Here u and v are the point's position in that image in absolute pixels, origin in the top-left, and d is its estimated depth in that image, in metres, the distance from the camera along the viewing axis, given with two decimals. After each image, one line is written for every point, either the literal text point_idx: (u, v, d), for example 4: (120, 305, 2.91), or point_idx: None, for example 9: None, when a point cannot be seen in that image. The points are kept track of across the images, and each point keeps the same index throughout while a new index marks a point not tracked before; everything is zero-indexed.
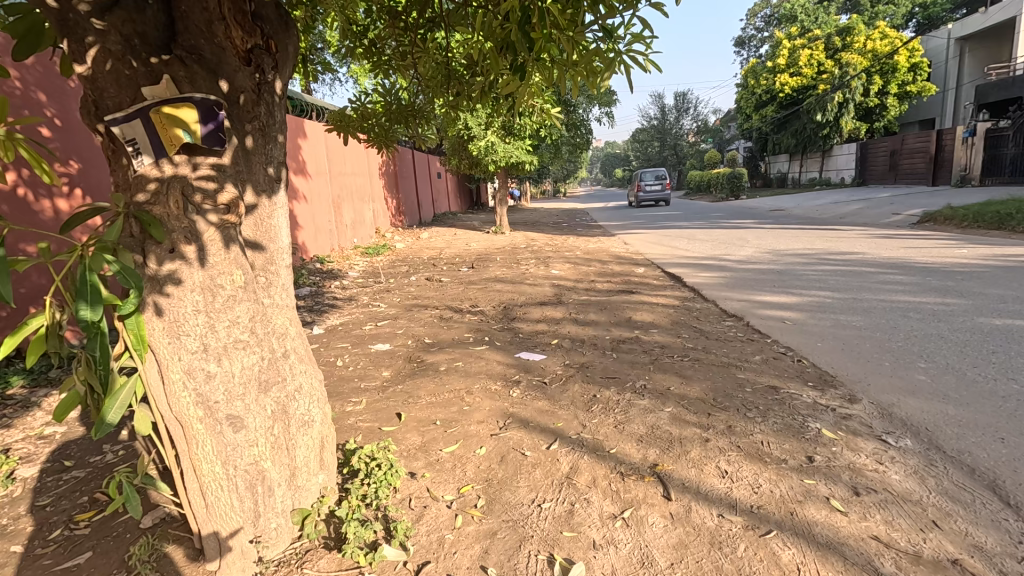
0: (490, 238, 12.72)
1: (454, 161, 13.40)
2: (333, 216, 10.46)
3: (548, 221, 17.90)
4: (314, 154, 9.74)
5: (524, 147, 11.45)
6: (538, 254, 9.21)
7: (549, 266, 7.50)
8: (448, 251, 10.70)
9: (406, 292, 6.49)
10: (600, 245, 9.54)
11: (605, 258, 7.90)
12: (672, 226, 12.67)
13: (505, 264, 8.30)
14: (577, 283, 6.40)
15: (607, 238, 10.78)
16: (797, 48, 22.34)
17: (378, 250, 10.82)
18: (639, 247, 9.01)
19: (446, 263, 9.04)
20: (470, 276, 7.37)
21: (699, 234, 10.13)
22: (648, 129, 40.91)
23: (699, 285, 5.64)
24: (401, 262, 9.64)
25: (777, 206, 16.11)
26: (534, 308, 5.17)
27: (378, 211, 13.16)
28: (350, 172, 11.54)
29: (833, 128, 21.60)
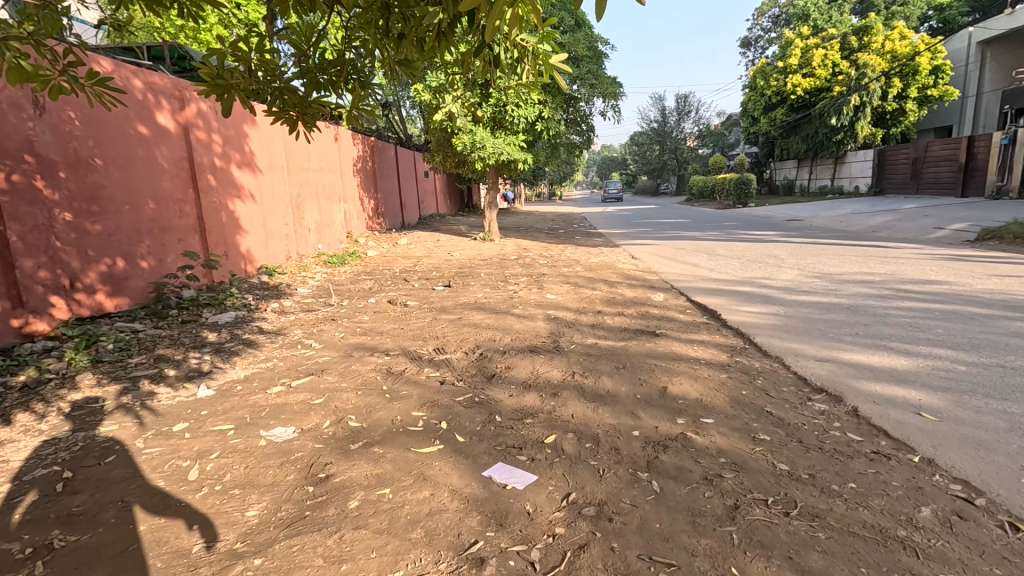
0: (476, 245, 11.24)
1: (442, 156, 11.85)
2: (292, 218, 8.92)
3: (543, 226, 16.43)
4: (268, 144, 8.20)
5: (518, 144, 9.90)
6: (531, 269, 7.70)
7: (543, 289, 6.00)
8: (425, 261, 9.18)
9: (357, 323, 4.97)
10: (604, 260, 8.06)
11: (612, 279, 6.41)
12: (684, 236, 11.22)
13: (490, 282, 6.79)
14: (579, 315, 4.91)
15: (611, 251, 9.32)
16: (811, 48, 20.99)
17: (343, 260, 9.28)
18: (651, 263, 7.55)
19: (420, 279, 7.53)
20: (444, 299, 5.86)
21: (719, 248, 8.71)
22: (648, 133, 39.53)
23: (743, 325, 4.19)
24: (367, 275, 8.10)
25: (793, 215, 14.74)
26: (522, 359, 3.69)
27: (350, 213, 11.59)
28: (316, 168, 9.99)
29: (848, 134, 20.23)
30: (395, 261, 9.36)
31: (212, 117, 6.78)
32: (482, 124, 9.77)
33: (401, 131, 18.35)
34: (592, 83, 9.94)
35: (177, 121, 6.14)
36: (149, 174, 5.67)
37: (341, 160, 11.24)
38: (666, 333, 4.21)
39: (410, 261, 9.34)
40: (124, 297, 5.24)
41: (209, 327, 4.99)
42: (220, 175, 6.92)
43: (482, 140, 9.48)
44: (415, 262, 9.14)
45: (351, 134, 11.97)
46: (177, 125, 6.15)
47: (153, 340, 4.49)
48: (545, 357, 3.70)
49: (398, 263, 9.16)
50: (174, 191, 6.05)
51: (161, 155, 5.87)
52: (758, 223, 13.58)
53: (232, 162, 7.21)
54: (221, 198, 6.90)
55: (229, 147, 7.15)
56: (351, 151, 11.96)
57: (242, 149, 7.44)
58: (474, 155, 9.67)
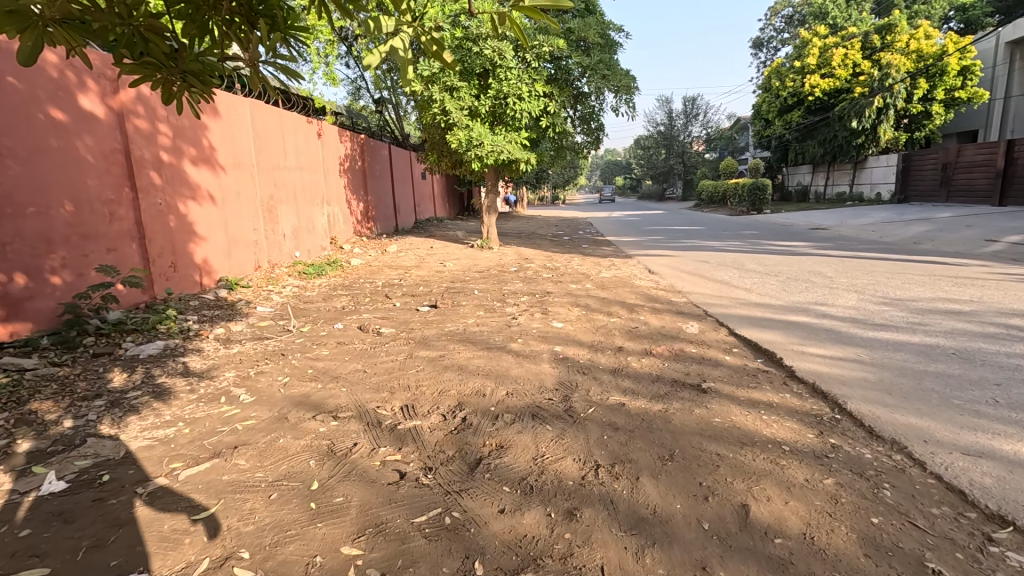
0: (474, 254, 10.18)
1: (436, 154, 10.75)
2: (263, 222, 7.88)
3: (547, 232, 15.38)
4: (235, 138, 7.17)
5: (519, 142, 8.82)
6: (535, 285, 6.62)
7: (548, 314, 4.91)
8: (413, 273, 8.10)
9: (310, 362, 3.89)
10: (618, 275, 6.97)
11: (630, 302, 5.33)
12: (703, 246, 10.14)
13: (484, 303, 5.71)
14: (595, 355, 3.82)
15: (624, 263, 8.24)
16: (830, 47, 19.91)
17: (322, 270, 8.23)
18: (675, 280, 6.48)
19: (403, 296, 6.45)
20: (426, 327, 4.77)
21: (749, 261, 7.63)
22: (655, 136, 38.50)
23: (820, 378, 3.09)
24: (344, 289, 7.03)
25: (817, 224, 13.66)
26: (520, 434, 2.60)
27: (334, 217, 10.54)
28: (295, 167, 8.97)
29: (869, 138, 19.13)
30: (380, 273, 8.28)
31: (157, 103, 5.70)
32: (479, 119, 8.69)
33: (396, 130, 17.31)
34: (604, 74, 8.84)
35: (109, 107, 5.09)
36: (67, 169, 4.62)
37: (325, 158, 10.21)
38: (715, 388, 3.12)
39: (396, 273, 8.26)
40: (24, 323, 4.19)
41: (123, 364, 3.91)
42: (167, 171, 5.87)
43: (479, 137, 8.39)
44: (402, 274, 8.07)
45: (338, 130, 10.94)
46: (109, 111, 5.10)
47: (39, 384, 3.42)
48: (552, 431, 2.61)
49: (382, 275, 8.09)
50: (103, 190, 4.99)
51: (84, 147, 4.81)
52: (781, 231, 12.48)
53: (185, 158, 6.18)
54: (167, 199, 5.84)
55: (181, 140, 6.11)
56: (338, 148, 10.93)
57: (198, 142, 6.41)
58: (469, 154, 8.57)
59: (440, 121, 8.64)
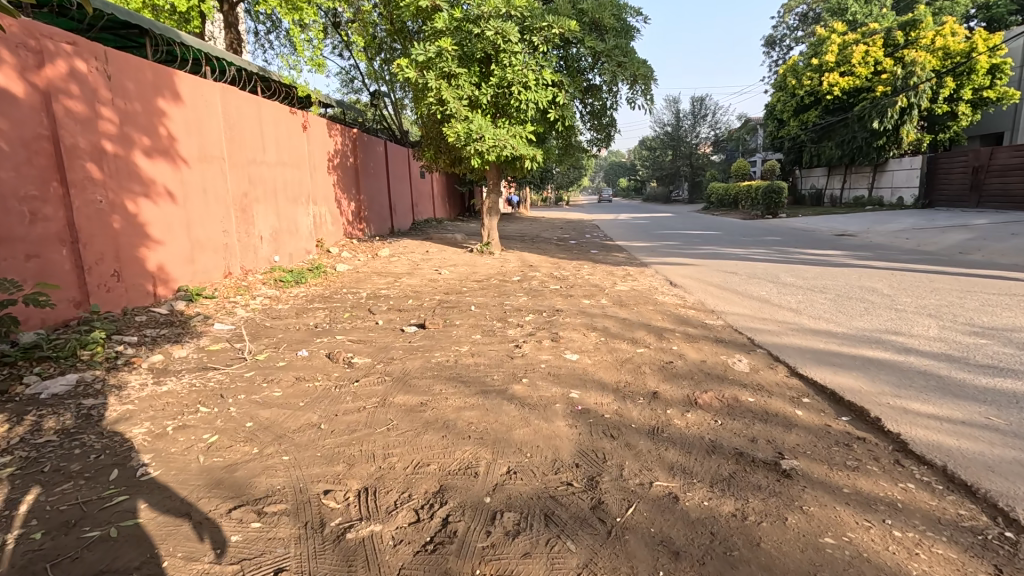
0: (473, 259, 9.31)
1: (433, 151, 9.85)
2: (235, 224, 7.01)
3: (551, 235, 14.49)
4: (200, 127, 6.30)
5: (524, 136, 7.92)
6: (541, 299, 5.71)
7: (558, 341, 4.01)
8: (403, 283, 7.22)
9: (251, 409, 2.99)
10: (637, 289, 6.08)
11: (656, 326, 4.42)
12: (724, 254, 9.25)
13: (482, 323, 4.81)
14: (623, 407, 2.91)
15: (641, 273, 7.35)
16: (850, 44, 19.00)
17: (302, 278, 7.36)
18: (704, 296, 5.58)
19: (389, 311, 5.56)
20: (409, 357, 3.87)
21: (784, 273, 6.74)
22: (661, 137, 37.49)
23: (951, 458, 2.19)
24: (322, 301, 6.15)
25: (841, 230, 12.75)
26: (528, 562, 1.70)
27: (320, 217, 9.65)
28: (275, 162, 8.10)
29: (891, 139, 18.20)
30: (366, 281, 7.40)
31: (97, 83, 4.83)
32: (480, 111, 7.78)
33: (393, 126, 16.42)
34: (620, 61, 7.95)
35: (31, 84, 4.22)
36: None
37: (310, 154, 9.35)
38: (800, 468, 2.21)
39: (385, 281, 7.39)
40: None
41: (12, 409, 3.01)
42: (111, 164, 5.00)
43: (479, 131, 7.48)
44: (392, 283, 7.22)
45: (326, 123, 10.06)
46: (32, 90, 4.23)
47: None
48: (577, 557, 1.71)
49: (369, 284, 7.20)
50: (23, 185, 4.12)
51: None
52: (805, 238, 11.58)
53: (135, 148, 5.31)
54: (110, 196, 4.96)
55: (131, 127, 5.24)
56: (326, 143, 10.05)
57: (152, 131, 5.54)
58: (468, 149, 7.65)
59: (436, 111, 7.75)
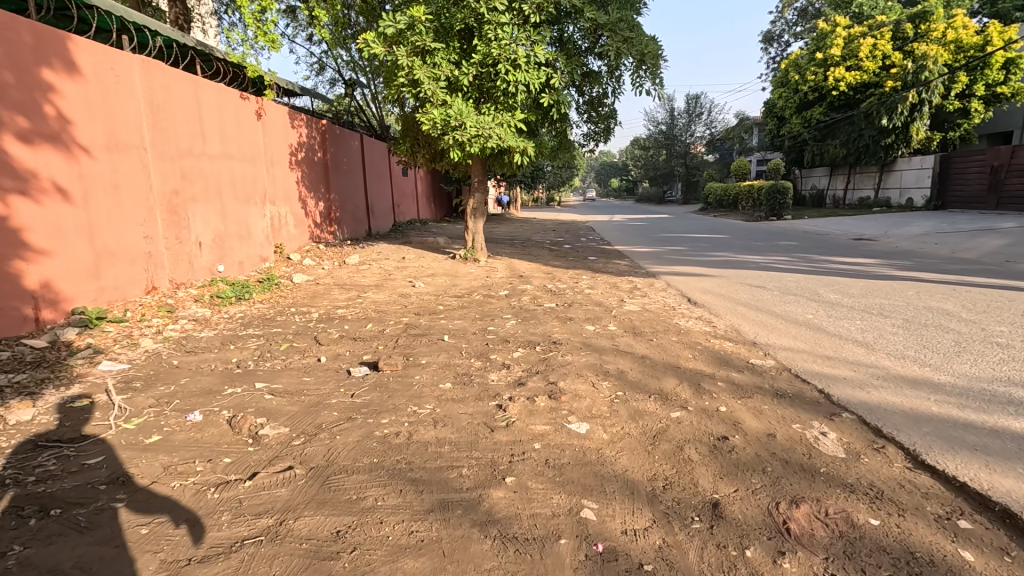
0: (455, 267, 8.14)
1: (410, 143, 8.67)
2: (163, 228, 5.77)
3: (544, 238, 13.34)
4: (109, 109, 5.06)
5: (513, 124, 6.76)
6: (533, 325, 4.56)
7: (557, 397, 2.85)
8: (368, 299, 6.03)
9: (50, 550, 1.78)
10: (650, 310, 4.94)
11: (688, 371, 3.28)
12: (740, 261, 8.17)
13: (455, 363, 3.63)
14: (672, 544, 1.76)
15: (651, 287, 6.24)
16: (856, 37, 18.09)
17: (245, 292, 6.14)
18: (737, 321, 4.46)
19: (340, 342, 4.37)
20: (343, 427, 2.68)
21: (823, 287, 5.65)
22: (655, 136, 36.45)
23: None
24: (261, 325, 4.95)
25: (858, 233, 11.77)
26: None
27: (279, 219, 8.40)
28: (218, 153, 6.85)
29: (900, 137, 17.30)
30: (324, 297, 6.20)
31: None
32: (461, 94, 6.62)
33: (372, 120, 15.17)
34: (625, 36, 6.81)
35: None
36: None
37: (266, 145, 8.10)
38: None
39: (347, 297, 6.20)
40: None
41: None
42: None
43: (459, 117, 6.31)
44: (355, 299, 6.03)
45: (286, 111, 8.81)
46: None
47: None
48: None
49: (326, 301, 6.00)
50: None
51: None
52: (822, 242, 10.57)
53: (4, 130, 4.07)
54: None
55: None
56: (286, 134, 8.81)
57: (33, 109, 4.30)
58: (446, 139, 6.49)
59: (408, 94, 6.56)
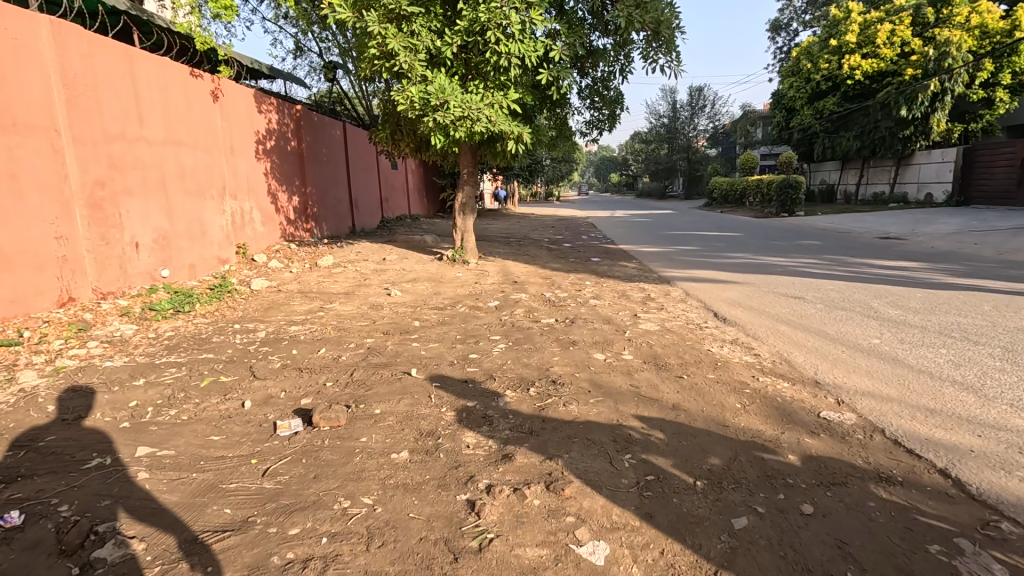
0: (441, 271, 7.19)
1: (390, 130, 7.69)
2: (84, 227, 4.79)
3: (542, 236, 12.39)
4: (3, 79, 4.06)
5: (505, 104, 5.79)
6: (527, 352, 3.61)
7: (558, 489, 1.90)
8: (332, 311, 5.07)
9: None
10: (672, 331, 4.00)
11: (742, 436, 2.33)
12: (764, 263, 7.25)
13: (420, 415, 2.68)
14: None
15: (666, 298, 5.30)
16: (873, 23, 17.12)
17: (186, 302, 5.16)
18: (786, 349, 3.53)
19: (279, 377, 3.40)
20: (228, 545, 1.73)
21: (876, 299, 4.72)
22: (657, 129, 35.43)
23: None
24: (190, 348, 3.98)
25: (884, 231, 10.86)
26: None
27: (241, 215, 7.41)
28: (161, 138, 5.85)
29: (919, 129, 16.35)
30: (280, 309, 5.23)
31: None
32: (444, 69, 5.64)
33: (357, 109, 14.17)
34: (637, 1, 5.87)
35: None
36: None
37: (225, 131, 7.10)
38: None
39: (308, 308, 5.23)
40: None
41: None
42: None
43: (441, 95, 5.33)
44: (316, 312, 5.06)
45: (251, 93, 7.81)
46: None
47: None
48: None
49: (281, 313, 5.04)
50: None
51: None
52: (847, 241, 9.64)
53: None
54: None
55: None
56: (251, 119, 7.81)
57: None
58: (426, 121, 5.52)
59: (383, 69, 5.60)
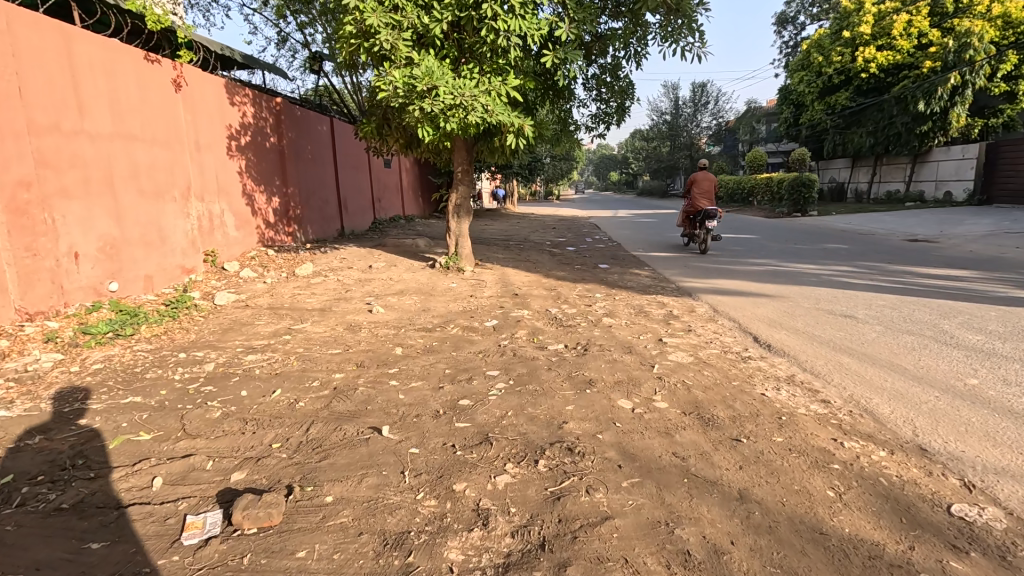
0: (433, 280, 6.44)
1: (377, 123, 6.94)
2: (5, 236, 4.04)
3: (544, 238, 11.64)
4: None
5: (504, 90, 5.00)
6: (532, 396, 2.86)
7: None
8: (302, 334, 4.31)
9: None
10: (710, 366, 3.25)
11: (856, 558, 1.58)
12: (793, 271, 6.49)
13: (387, 508, 1.92)
14: None
15: (692, 316, 4.56)
16: (888, 14, 16.37)
17: (130, 323, 4.40)
18: (863, 393, 2.78)
19: (215, 434, 2.64)
20: None
21: (948, 320, 3.96)
22: (659, 126, 34.65)
23: None
24: (115, 387, 3.22)
25: (911, 233, 10.13)
26: None
27: (209, 218, 6.63)
28: (108, 132, 5.10)
29: (937, 124, 15.61)
30: (241, 330, 4.46)
31: None
32: (433, 50, 4.89)
33: (348, 103, 13.38)
34: None
35: None
36: None
37: (190, 125, 6.33)
38: None
39: (274, 329, 4.47)
40: None
41: None
42: None
43: (429, 80, 4.57)
44: (283, 335, 4.30)
45: (221, 83, 7.04)
46: None
47: None
48: None
49: (241, 336, 4.28)
50: None
51: None
52: (874, 244, 8.90)
53: None
54: None
55: None
56: (222, 112, 7.04)
57: None
58: (411, 110, 4.76)
59: (361, 50, 4.82)
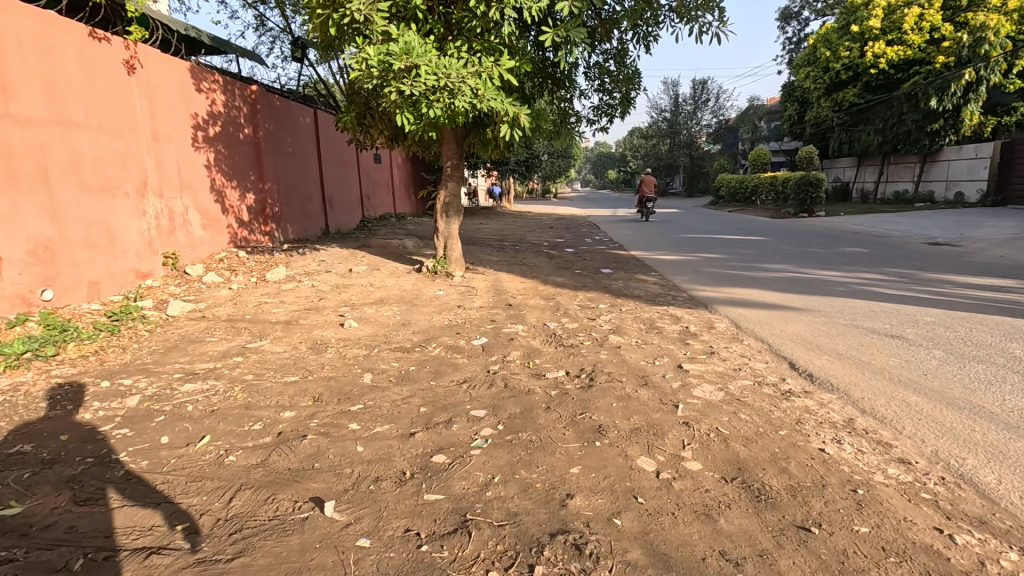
0: (418, 287, 5.80)
1: (357, 112, 6.27)
2: None
3: (541, 238, 11.01)
4: None
5: (497, 72, 4.35)
6: (525, 453, 2.23)
7: None
8: (257, 355, 3.67)
9: None
10: (746, 406, 2.63)
11: None
12: (816, 278, 5.89)
13: None
14: None
15: (712, 335, 3.94)
16: (899, 7, 15.81)
17: (53, 340, 3.74)
18: (953, 450, 2.16)
19: (108, 505, 2.01)
20: None
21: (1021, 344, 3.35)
22: (658, 124, 34.02)
23: None
24: (5, 431, 2.57)
25: (931, 236, 9.56)
26: None
27: (170, 216, 5.96)
28: (42, 117, 4.43)
29: (949, 122, 15.07)
30: (186, 349, 3.81)
31: None
32: (414, 25, 4.24)
33: (335, 94, 12.69)
34: None
35: None
36: None
37: (148, 111, 5.65)
38: None
39: (226, 348, 3.83)
40: None
41: None
42: None
43: (408, 57, 3.93)
44: (234, 356, 3.66)
45: (185, 67, 6.35)
46: None
47: None
48: None
49: (183, 358, 3.62)
50: None
51: None
52: (895, 247, 8.30)
53: None
54: None
55: None
56: (186, 98, 6.35)
57: None
58: (388, 93, 4.11)
59: (330, 22, 4.17)
